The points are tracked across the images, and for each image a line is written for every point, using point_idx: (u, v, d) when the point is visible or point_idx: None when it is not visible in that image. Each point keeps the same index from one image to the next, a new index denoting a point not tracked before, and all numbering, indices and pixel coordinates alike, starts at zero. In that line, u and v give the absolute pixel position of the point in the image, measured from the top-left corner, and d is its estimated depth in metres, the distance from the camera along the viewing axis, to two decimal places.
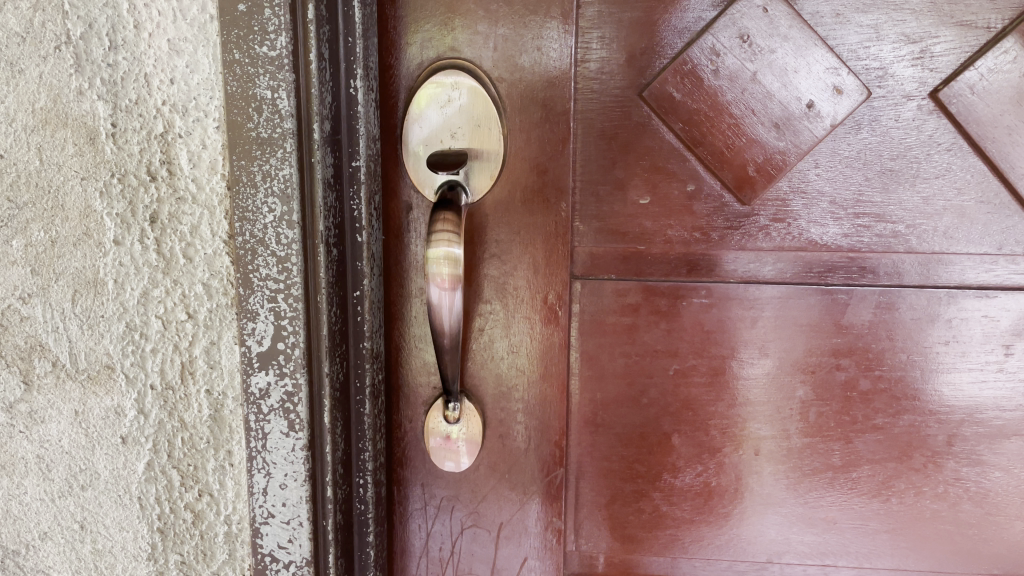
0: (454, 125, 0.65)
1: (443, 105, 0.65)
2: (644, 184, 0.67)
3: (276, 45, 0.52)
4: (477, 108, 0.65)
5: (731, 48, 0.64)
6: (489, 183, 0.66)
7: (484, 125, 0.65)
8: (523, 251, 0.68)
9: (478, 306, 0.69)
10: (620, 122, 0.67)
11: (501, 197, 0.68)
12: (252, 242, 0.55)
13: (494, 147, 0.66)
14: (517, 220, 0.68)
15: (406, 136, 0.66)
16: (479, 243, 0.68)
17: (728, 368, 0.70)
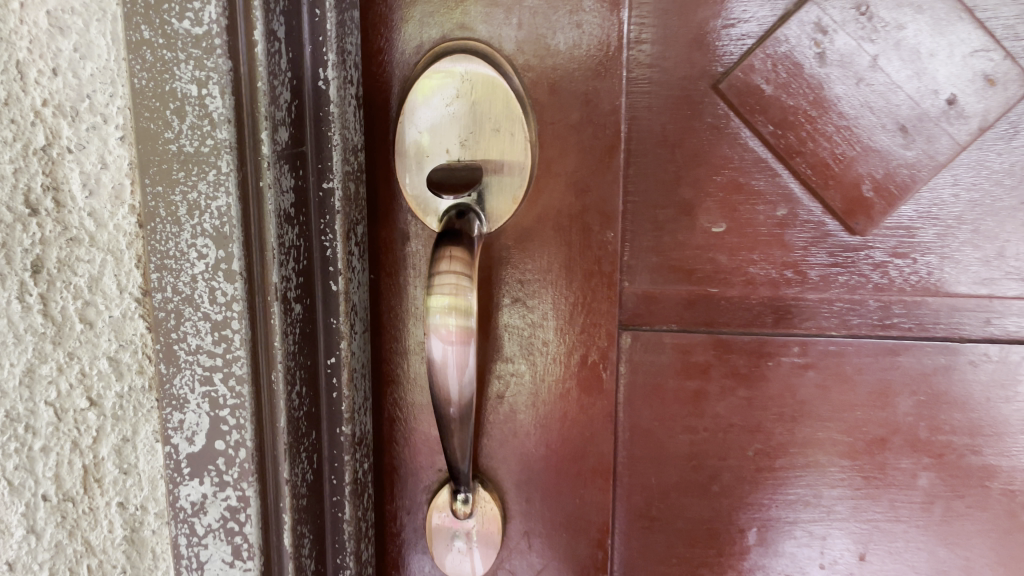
0: (463, 130, 0.48)
1: (447, 103, 0.48)
2: (718, 206, 0.50)
3: (202, 18, 0.36)
4: (494, 107, 0.48)
5: (845, 22, 0.47)
6: (512, 206, 0.50)
7: (505, 130, 0.48)
8: (555, 295, 0.52)
9: (495, 365, 0.53)
10: (687, 125, 0.50)
11: (527, 224, 0.51)
12: (178, 301, 0.39)
13: (518, 160, 0.49)
14: (548, 254, 0.51)
15: (401, 144, 0.49)
16: (497, 285, 0.52)
17: (825, 447, 0.53)
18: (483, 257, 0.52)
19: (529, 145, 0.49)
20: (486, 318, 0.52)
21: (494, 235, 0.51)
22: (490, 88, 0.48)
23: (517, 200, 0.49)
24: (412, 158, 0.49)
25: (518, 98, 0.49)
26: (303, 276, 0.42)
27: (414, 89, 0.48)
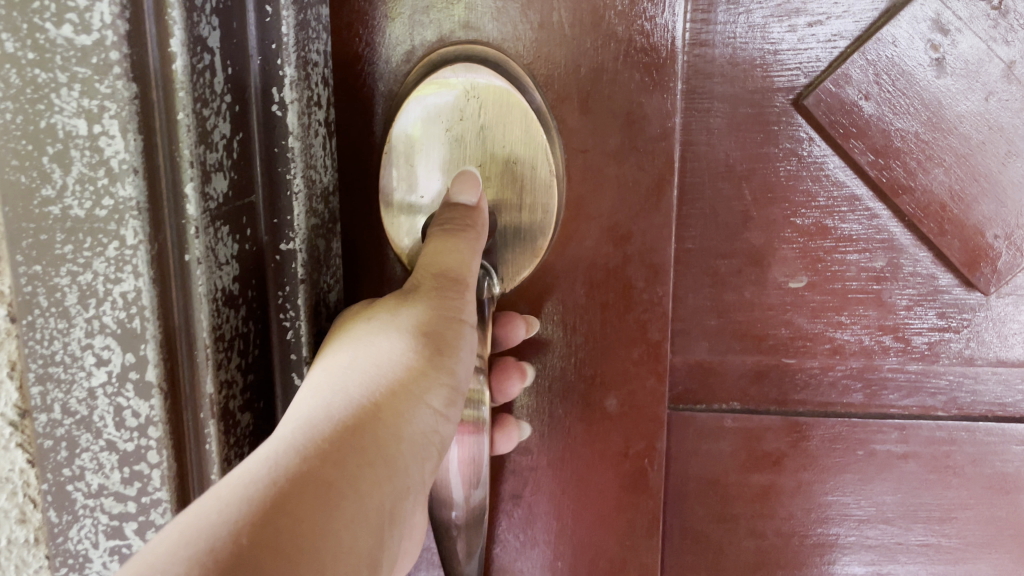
0: (468, 160, 0.37)
1: (449, 126, 0.37)
2: (797, 256, 0.39)
3: (90, 22, 0.25)
4: (510, 132, 0.36)
5: (971, 19, 0.36)
6: (531, 259, 0.38)
7: (522, 162, 0.37)
8: (586, 369, 0.40)
9: (510, 456, 0.42)
10: (757, 153, 0.38)
11: (551, 280, 0.40)
12: (69, 425, 0.29)
13: (539, 201, 0.37)
14: (578, 317, 0.40)
15: (387, 179, 0.38)
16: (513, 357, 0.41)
17: (926, 553, 0.43)
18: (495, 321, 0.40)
19: (553, 182, 0.37)
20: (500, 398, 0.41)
21: (509, 294, 0.40)
22: (505, 107, 0.36)
23: (536, 252, 0.38)
24: (401, 197, 0.38)
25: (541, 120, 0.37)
26: (254, 373, 0.32)
27: (405, 105, 0.37)
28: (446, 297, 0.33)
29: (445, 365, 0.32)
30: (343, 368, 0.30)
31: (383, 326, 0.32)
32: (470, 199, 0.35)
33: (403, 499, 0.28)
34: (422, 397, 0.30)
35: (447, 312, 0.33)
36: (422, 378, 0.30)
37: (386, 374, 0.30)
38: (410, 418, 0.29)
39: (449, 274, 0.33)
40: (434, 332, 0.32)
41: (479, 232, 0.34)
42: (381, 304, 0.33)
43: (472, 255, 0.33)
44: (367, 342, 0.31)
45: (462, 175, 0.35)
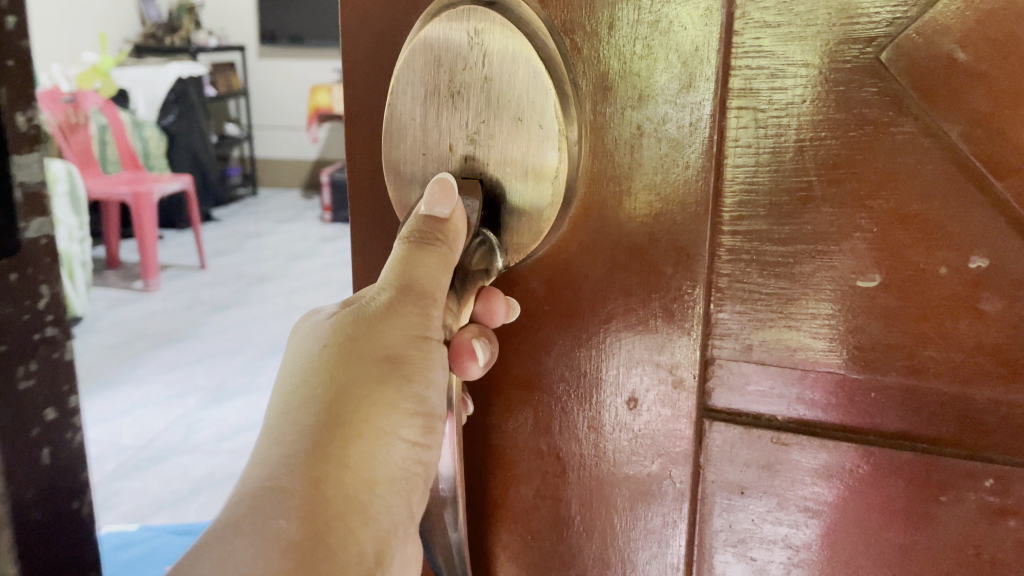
0: (474, 111, 0.31)
1: (451, 79, 0.31)
2: (869, 249, 0.30)
3: None
4: (515, 84, 0.30)
5: None
6: (536, 235, 0.32)
7: (528, 119, 0.31)
8: (604, 361, 0.35)
9: (521, 450, 0.38)
10: (824, 114, 0.30)
11: (569, 258, 0.34)
12: None
13: (545, 167, 0.31)
14: (596, 303, 0.34)
15: (390, 137, 0.33)
16: (527, 339, 0.36)
17: None
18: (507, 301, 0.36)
19: (562, 144, 0.31)
20: (509, 378, 0.37)
21: (522, 271, 0.35)
22: (507, 55, 0.30)
23: (541, 227, 0.32)
24: (403, 147, 0.33)
25: (554, 71, 0.31)
26: None
27: (407, 50, 0.32)
28: (414, 321, 0.31)
29: (413, 390, 0.31)
30: (294, 413, 0.29)
31: (347, 344, 0.31)
32: (442, 212, 0.30)
33: (386, 537, 0.30)
34: (389, 429, 0.31)
35: (416, 330, 0.31)
36: (387, 412, 0.31)
37: (342, 418, 0.30)
38: (382, 459, 0.30)
39: (420, 293, 0.30)
40: (397, 359, 0.31)
41: (453, 247, 0.30)
42: (339, 321, 0.31)
43: (444, 275, 0.30)
44: (320, 377, 0.30)
45: (436, 182, 0.30)
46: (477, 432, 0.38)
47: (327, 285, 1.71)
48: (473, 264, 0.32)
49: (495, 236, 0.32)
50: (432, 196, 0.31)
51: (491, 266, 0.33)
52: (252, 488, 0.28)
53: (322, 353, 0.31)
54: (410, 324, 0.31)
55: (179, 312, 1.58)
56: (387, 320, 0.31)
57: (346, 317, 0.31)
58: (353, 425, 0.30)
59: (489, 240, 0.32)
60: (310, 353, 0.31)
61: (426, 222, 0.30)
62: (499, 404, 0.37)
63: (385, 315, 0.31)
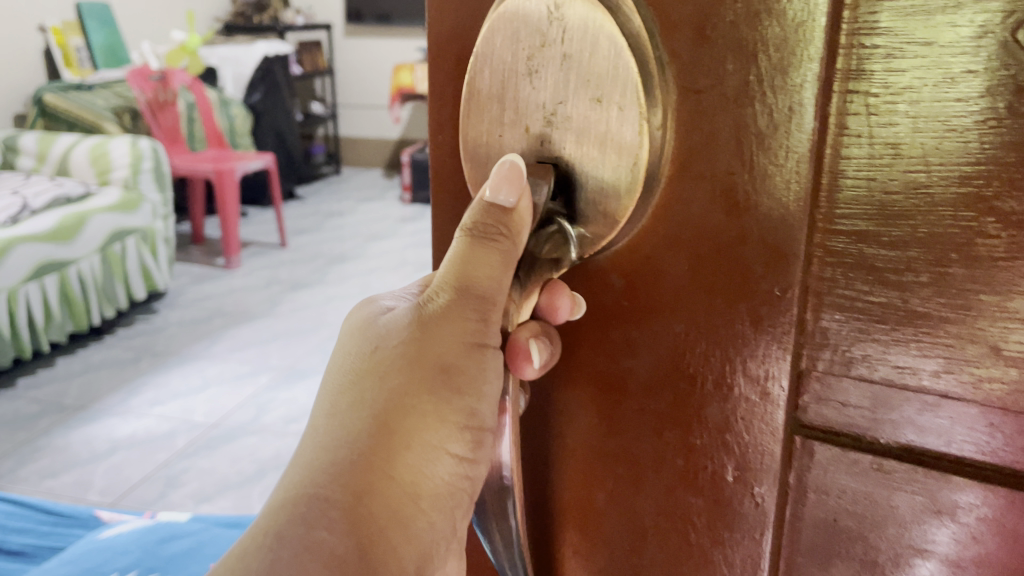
0: (551, 90, 0.26)
1: (530, 54, 0.27)
2: (999, 265, 0.23)
3: None
4: (594, 59, 0.25)
5: None
6: (609, 223, 0.27)
7: (607, 98, 0.25)
8: (685, 372, 0.29)
9: (597, 453, 0.32)
10: (952, 90, 0.23)
11: (657, 247, 0.28)
12: None
13: (623, 153, 0.26)
14: (680, 303, 0.28)
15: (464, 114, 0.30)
16: (606, 332, 0.30)
17: None
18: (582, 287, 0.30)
19: (644, 128, 0.25)
20: (587, 371, 0.32)
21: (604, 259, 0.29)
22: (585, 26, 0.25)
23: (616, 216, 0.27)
24: (478, 131, 0.29)
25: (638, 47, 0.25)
26: None
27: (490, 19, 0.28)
28: (468, 327, 0.28)
29: (463, 403, 0.28)
30: (342, 415, 0.28)
31: (401, 346, 0.29)
32: (507, 200, 0.26)
33: (430, 550, 0.29)
34: (437, 442, 0.28)
35: (471, 337, 0.28)
36: (435, 424, 0.28)
37: (389, 427, 0.28)
38: (427, 474, 0.28)
39: (477, 297, 0.27)
40: (449, 369, 0.28)
41: (516, 241, 0.26)
42: (398, 319, 0.29)
43: (505, 275, 0.27)
44: (366, 385, 0.28)
45: (504, 171, 0.26)
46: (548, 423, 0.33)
47: (402, 267, 1.70)
48: (543, 252, 0.27)
49: (567, 222, 0.27)
50: (499, 177, 0.26)
51: (562, 258, 0.27)
52: (299, 488, 0.27)
53: (377, 353, 0.29)
54: (465, 331, 0.28)
55: (258, 289, 1.59)
56: (442, 324, 0.28)
57: (399, 316, 0.29)
58: (399, 439, 0.28)
59: (564, 227, 0.27)
60: (365, 351, 0.29)
61: (489, 210, 0.26)
62: (574, 395, 0.32)
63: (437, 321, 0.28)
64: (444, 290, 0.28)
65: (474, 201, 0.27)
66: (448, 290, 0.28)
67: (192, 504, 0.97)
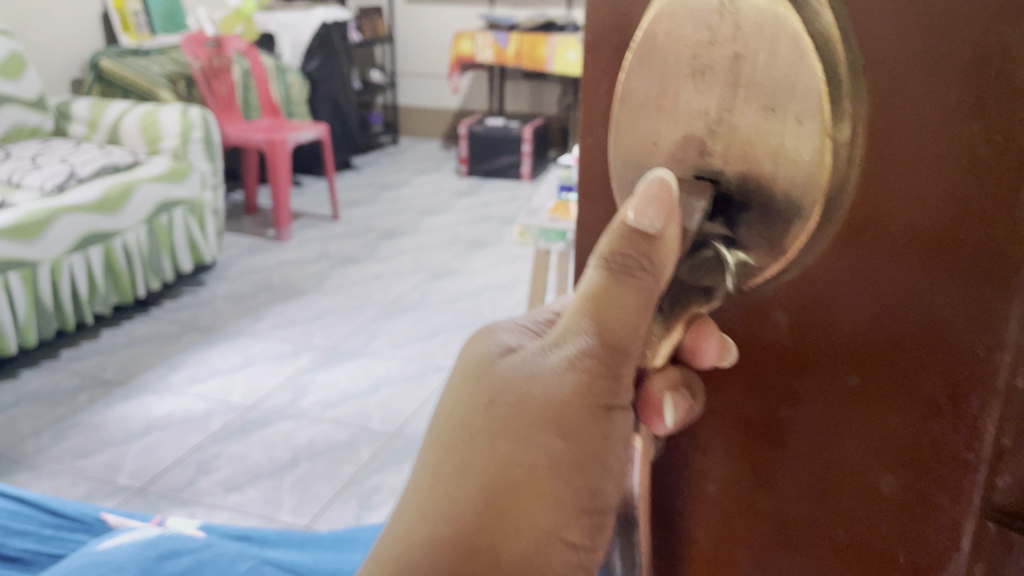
0: (719, 101, 0.18)
1: (694, 54, 0.18)
2: None
3: None
4: (772, 64, 0.17)
5: None
6: (772, 255, 0.18)
7: (781, 112, 0.17)
8: (885, 447, 0.17)
9: (739, 535, 0.21)
10: None
11: (836, 269, 0.17)
12: None
13: (796, 186, 0.17)
14: (886, 337, 0.17)
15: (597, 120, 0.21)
16: (761, 366, 0.19)
17: None
18: (736, 308, 0.19)
19: (825, 154, 0.16)
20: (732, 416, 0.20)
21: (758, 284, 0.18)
22: (763, 26, 0.17)
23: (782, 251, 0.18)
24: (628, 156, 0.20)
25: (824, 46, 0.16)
26: None
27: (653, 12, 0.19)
28: (593, 384, 0.21)
29: (579, 471, 0.21)
30: (462, 465, 0.22)
31: (515, 394, 0.22)
32: (650, 225, 0.18)
33: None
34: (546, 508, 0.22)
35: (591, 397, 0.21)
36: (545, 495, 0.22)
37: (498, 490, 0.22)
38: (537, 538, 0.22)
39: (611, 349, 0.20)
40: (566, 432, 0.21)
41: (660, 273, 0.19)
42: (515, 363, 0.22)
43: (641, 320, 0.20)
44: (480, 437, 0.22)
45: (647, 190, 0.18)
46: (664, 476, 0.22)
47: (453, 244, 1.64)
48: (689, 278, 0.19)
49: (728, 250, 0.18)
50: (644, 195, 0.18)
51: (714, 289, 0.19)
52: (413, 541, 0.22)
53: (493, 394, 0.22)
54: (597, 380, 0.21)
55: (308, 262, 1.52)
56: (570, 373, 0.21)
57: (519, 358, 0.22)
58: (516, 499, 0.22)
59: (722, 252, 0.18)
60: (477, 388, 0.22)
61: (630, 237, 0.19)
62: (715, 446, 0.21)
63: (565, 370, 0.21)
64: (574, 335, 0.21)
65: (615, 224, 0.20)
66: (577, 335, 0.21)
67: (223, 479, 0.88)
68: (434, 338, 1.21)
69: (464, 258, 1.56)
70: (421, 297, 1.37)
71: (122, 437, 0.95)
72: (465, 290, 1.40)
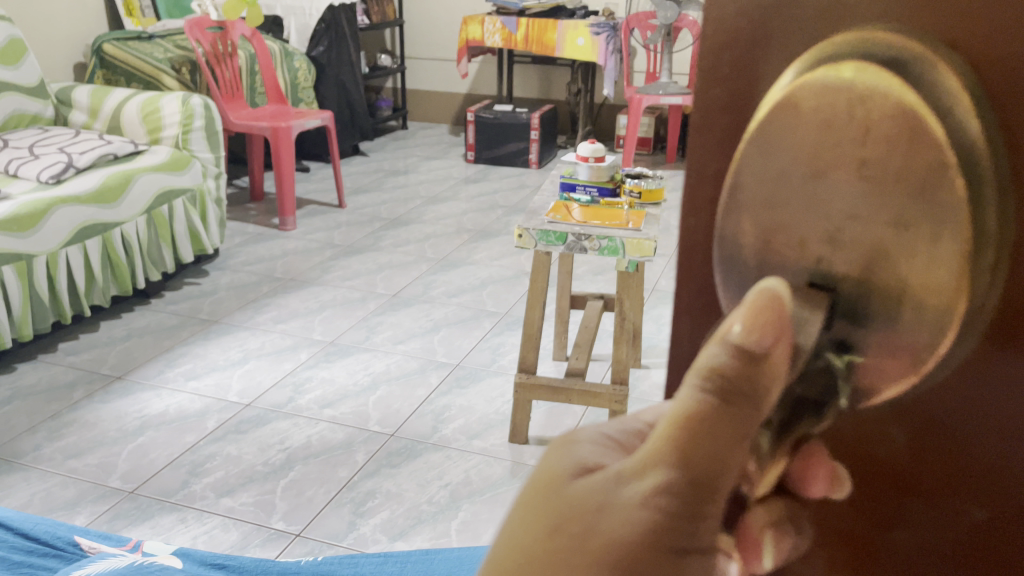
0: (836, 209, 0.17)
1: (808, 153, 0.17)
2: None
3: None
4: (898, 177, 0.16)
5: None
6: (899, 372, 0.17)
7: (917, 228, 0.16)
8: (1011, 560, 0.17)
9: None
10: None
11: (963, 396, 0.16)
12: None
13: (929, 301, 0.16)
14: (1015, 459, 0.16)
15: (699, 201, 0.20)
16: (870, 487, 0.18)
17: None
18: (846, 422, 0.18)
19: (964, 279, 0.15)
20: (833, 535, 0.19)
21: (877, 405, 0.17)
22: (901, 116, 0.16)
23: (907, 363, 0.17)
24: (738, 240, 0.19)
25: (958, 148, 0.15)
26: None
27: (783, 88, 0.17)
28: (671, 524, 0.17)
29: None
30: None
31: (581, 517, 0.18)
32: (758, 346, 0.16)
33: None
34: None
35: (669, 539, 0.17)
36: None
37: None
38: None
39: (696, 485, 0.17)
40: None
41: (760, 405, 0.17)
42: (589, 482, 0.19)
43: (736, 451, 0.17)
44: (529, 563, 0.18)
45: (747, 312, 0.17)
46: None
47: (458, 234, 1.61)
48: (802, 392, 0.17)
49: (843, 360, 0.17)
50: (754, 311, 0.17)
51: (826, 403, 0.18)
52: None
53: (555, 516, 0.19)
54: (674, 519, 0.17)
55: (312, 251, 1.49)
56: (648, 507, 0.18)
57: (594, 481, 0.19)
58: None
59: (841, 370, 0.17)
60: (541, 506, 0.19)
61: (735, 361, 0.17)
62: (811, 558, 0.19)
63: (638, 510, 0.18)
64: (656, 464, 0.18)
65: (712, 340, 0.17)
66: (658, 464, 0.18)
67: (215, 482, 0.87)
68: (437, 334, 1.19)
69: (468, 249, 1.54)
70: (424, 289, 1.35)
71: (115, 436, 0.94)
72: (470, 283, 1.38)
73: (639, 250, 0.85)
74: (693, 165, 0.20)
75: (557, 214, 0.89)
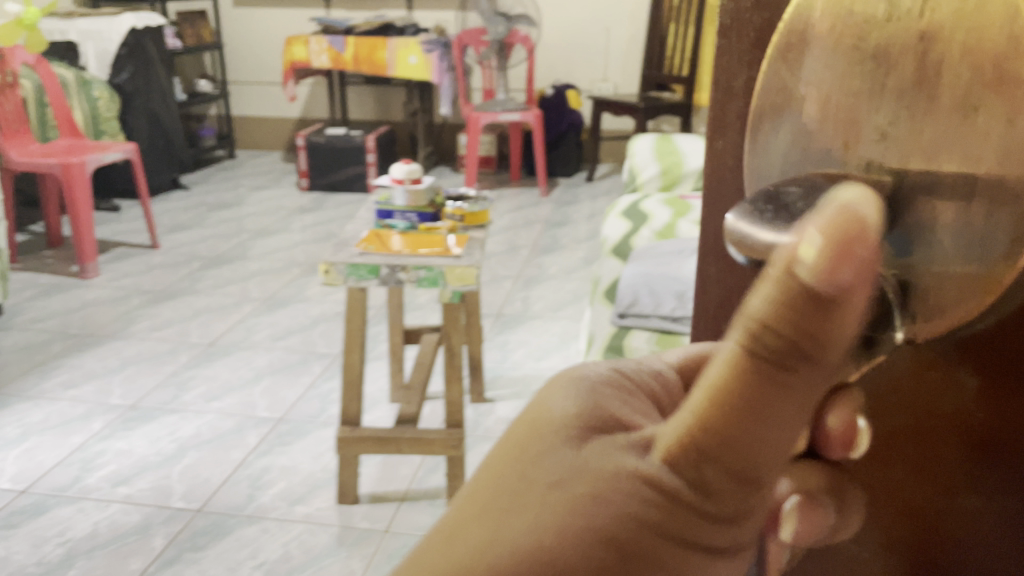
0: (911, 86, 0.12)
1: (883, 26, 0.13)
2: None
3: None
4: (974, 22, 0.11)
5: None
6: (960, 298, 0.12)
7: (985, 111, 0.11)
8: None
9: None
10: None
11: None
12: None
13: (999, 218, 0.11)
14: None
15: (729, 117, 0.18)
16: (936, 444, 0.14)
17: None
18: (905, 360, 0.14)
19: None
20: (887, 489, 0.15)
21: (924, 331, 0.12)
22: None
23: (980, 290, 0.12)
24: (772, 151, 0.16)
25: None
26: None
27: None
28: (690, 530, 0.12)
29: None
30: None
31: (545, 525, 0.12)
32: (833, 285, 0.09)
33: None
34: None
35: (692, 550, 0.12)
36: None
37: None
38: None
39: (733, 476, 0.11)
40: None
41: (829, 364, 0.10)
42: (551, 471, 0.13)
43: (784, 434, 0.11)
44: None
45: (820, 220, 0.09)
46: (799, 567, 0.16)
47: (288, 269, 1.49)
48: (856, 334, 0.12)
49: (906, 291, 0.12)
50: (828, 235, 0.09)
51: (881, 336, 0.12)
52: None
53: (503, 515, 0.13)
54: (702, 520, 0.12)
55: (117, 300, 1.33)
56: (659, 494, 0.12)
57: (569, 457, 0.13)
58: None
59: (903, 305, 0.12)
60: (486, 501, 0.13)
61: (795, 297, 0.10)
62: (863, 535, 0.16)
63: (639, 511, 0.12)
64: (667, 452, 0.12)
65: (762, 273, 0.10)
66: (667, 458, 0.12)
67: None
68: (259, 385, 1.07)
69: (298, 285, 1.41)
70: (246, 334, 1.22)
71: None
72: (299, 324, 1.26)
73: (461, 279, 0.76)
74: (723, 79, 0.18)
75: (371, 245, 0.79)
